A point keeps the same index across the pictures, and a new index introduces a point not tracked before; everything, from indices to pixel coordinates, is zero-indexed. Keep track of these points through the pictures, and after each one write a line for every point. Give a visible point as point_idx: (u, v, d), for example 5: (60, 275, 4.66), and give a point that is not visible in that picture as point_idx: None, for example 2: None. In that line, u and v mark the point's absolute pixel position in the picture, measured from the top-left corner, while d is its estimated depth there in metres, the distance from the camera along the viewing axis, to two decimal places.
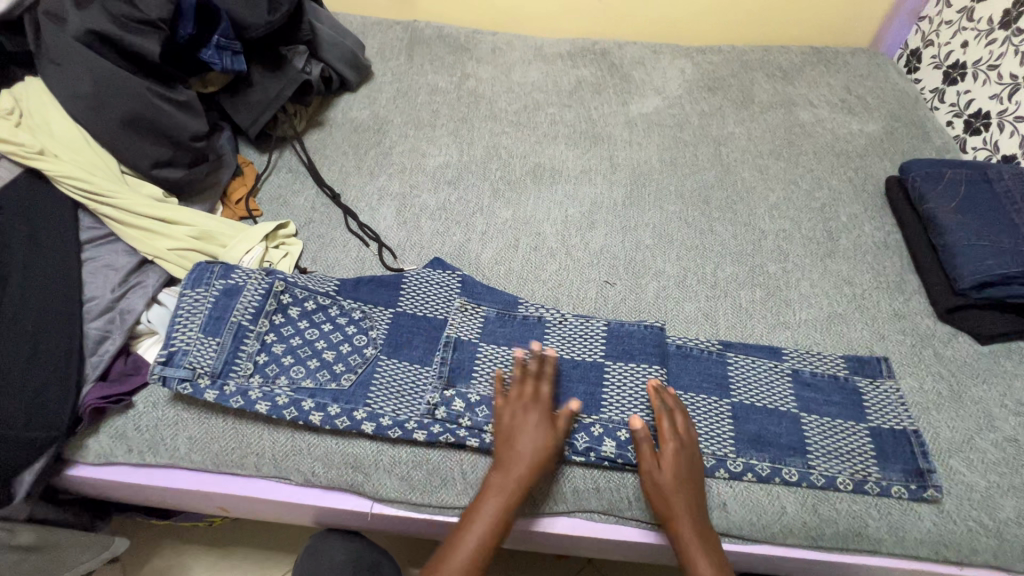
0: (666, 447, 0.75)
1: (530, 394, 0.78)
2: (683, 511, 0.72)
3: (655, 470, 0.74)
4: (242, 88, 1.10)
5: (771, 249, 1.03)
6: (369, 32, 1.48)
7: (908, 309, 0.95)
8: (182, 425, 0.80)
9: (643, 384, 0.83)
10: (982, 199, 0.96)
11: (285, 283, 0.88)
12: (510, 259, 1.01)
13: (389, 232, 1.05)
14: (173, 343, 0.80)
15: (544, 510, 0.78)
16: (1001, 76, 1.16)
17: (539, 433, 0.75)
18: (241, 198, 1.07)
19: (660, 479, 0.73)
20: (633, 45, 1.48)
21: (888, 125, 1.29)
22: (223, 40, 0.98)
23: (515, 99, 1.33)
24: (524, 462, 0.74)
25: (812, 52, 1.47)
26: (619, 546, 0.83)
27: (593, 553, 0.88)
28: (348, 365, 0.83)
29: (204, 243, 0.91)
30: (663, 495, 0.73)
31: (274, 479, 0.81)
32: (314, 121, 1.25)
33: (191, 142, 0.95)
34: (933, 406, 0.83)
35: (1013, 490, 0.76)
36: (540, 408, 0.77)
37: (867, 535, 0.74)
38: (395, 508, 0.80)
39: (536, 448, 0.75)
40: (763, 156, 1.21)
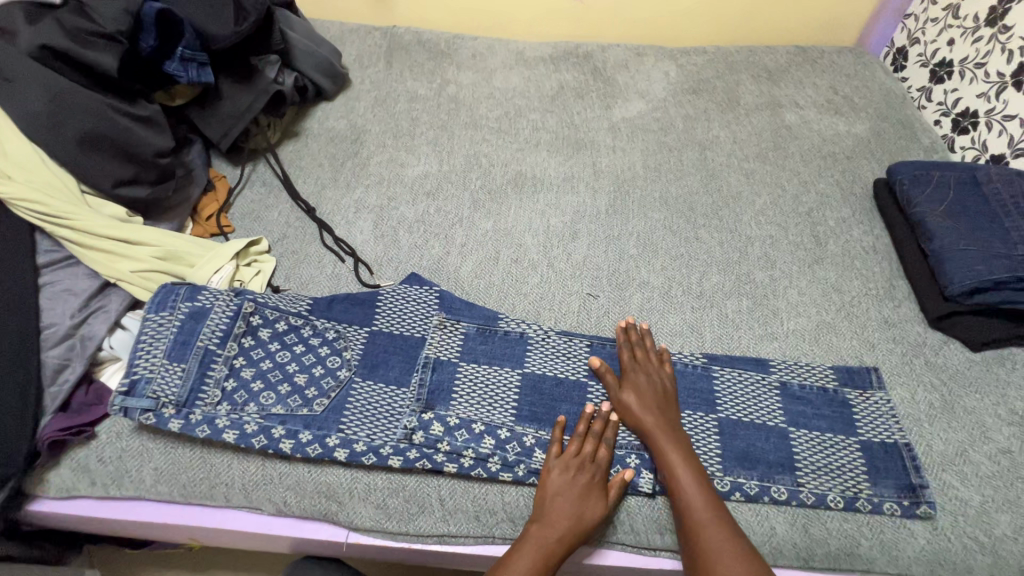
0: (633, 373, 0.82)
1: (586, 454, 0.75)
2: (656, 427, 0.76)
3: (624, 390, 0.80)
4: (211, 100, 1.06)
5: (757, 256, 1.01)
6: (346, 38, 1.45)
7: (898, 316, 0.93)
8: (147, 456, 0.77)
9: None
10: (971, 202, 0.94)
11: (255, 304, 0.85)
12: (490, 272, 0.98)
13: (366, 247, 1.02)
14: (135, 371, 0.76)
15: None
16: (988, 75, 1.14)
17: (589, 494, 0.72)
18: (212, 215, 1.03)
19: (629, 399, 0.79)
20: (616, 47, 1.46)
21: (875, 126, 1.27)
22: (188, 52, 0.95)
23: (496, 105, 1.30)
24: (567, 521, 0.70)
25: (798, 52, 1.45)
26: (606, 572, 0.79)
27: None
28: (321, 388, 0.80)
29: (169, 263, 0.88)
30: (634, 414, 0.78)
31: (244, 509, 0.78)
32: (289, 132, 1.22)
33: (155, 158, 0.92)
34: (925, 417, 0.81)
35: (1009, 505, 0.73)
36: (592, 468, 0.74)
37: (860, 556, 0.72)
38: (371, 537, 0.76)
39: (581, 511, 0.71)
40: (748, 159, 1.19)
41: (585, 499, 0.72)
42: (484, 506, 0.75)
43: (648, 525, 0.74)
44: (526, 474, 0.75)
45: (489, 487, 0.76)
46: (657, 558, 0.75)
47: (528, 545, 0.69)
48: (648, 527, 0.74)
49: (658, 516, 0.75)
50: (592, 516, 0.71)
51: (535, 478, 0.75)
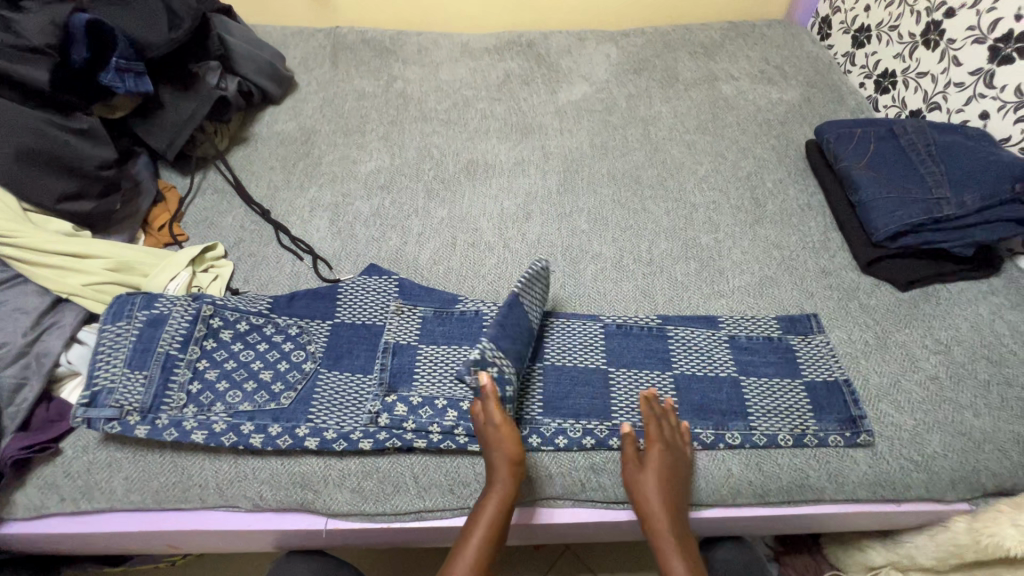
0: (666, 462, 0.75)
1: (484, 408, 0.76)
2: (663, 526, 0.74)
3: (644, 475, 0.75)
4: (153, 111, 1.06)
5: (702, 221, 1.06)
6: (290, 42, 1.44)
7: (834, 265, 0.99)
8: (116, 466, 0.77)
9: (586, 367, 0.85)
10: (891, 153, 1.01)
11: (214, 306, 0.86)
12: (448, 257, 1.01)
13: (324, 243, 1.03)
14: (96, 383, 0.76)
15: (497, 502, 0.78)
16: (902, 36, 1.22)
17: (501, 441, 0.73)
18: (164, 224, 1.03)
19: (648, 493, 0.74)
20: (558, 34, 1.49)
21: (805, 91, 1.34)
22: (122, 62, 0.94)
23: (444, 97, 1.32)
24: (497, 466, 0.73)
25: (731, 28, 1.51)
26: (558, 528, 0.83)
27: (547, 538, 0.88)
28: (287, 382, 0.82)
29: (123, 274, 0.87)
30: (648, 507, 0.74)
31: (220, 509, 0.78)
32: (237, 138, 1.21)
33: (98, 170, 0.91)
34: (861, 355, 0.87)
35: (938, 425, 0.80)
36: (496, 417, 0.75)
37: (809, 486, 0.77)
38: (349, 521, 0.78)
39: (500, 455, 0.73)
40: (690, 132, 1.24)
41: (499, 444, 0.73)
42: (456, 478, 0.78)
43: (613, 480, 0.78)
44: None
45: (460, 460, 0.79)
46: (625, 511, 0.80)
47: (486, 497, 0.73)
48: (614, 482, 0.78)
49: (621, 470, 0.78)
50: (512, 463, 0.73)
51: None
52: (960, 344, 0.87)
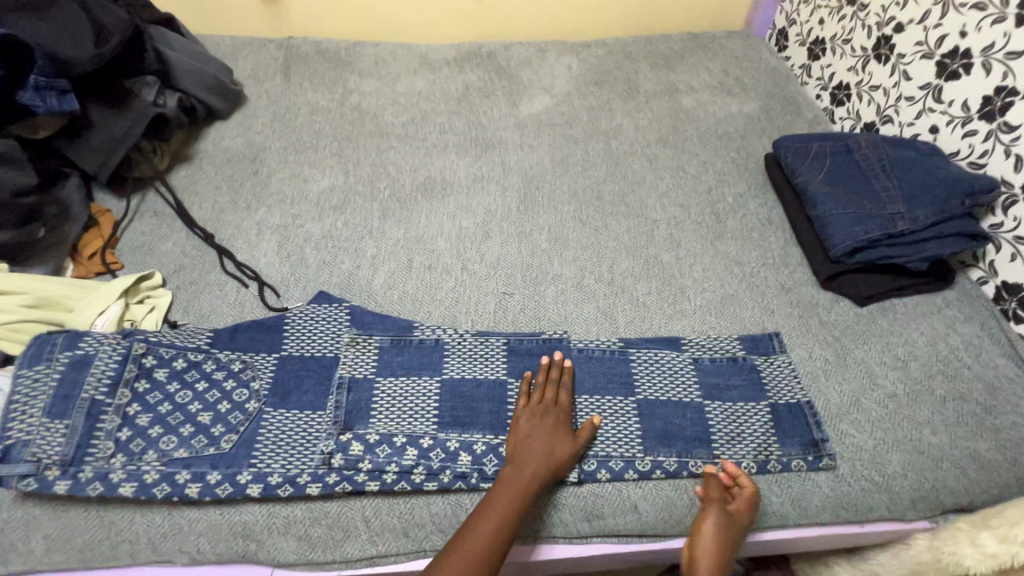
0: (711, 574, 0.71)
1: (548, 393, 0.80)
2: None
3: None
4: (81, 130, 0.99)
5: (663, 237, 1.05)
6: (239, 53, 1.38)
7: (794, 281, 0.99)
8: (34, 524, 0.70)
9: None
10: (846, 168, 1.02)
11: (147, 344, 0.79)
12: (403, 281, 0.96)
13: (271, 269, 0.98)
14: (9, 436, 0.69)
15: None
16: (854, 50, 1.24)
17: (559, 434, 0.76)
18: (95, 252, 0.96)
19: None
20: (518, 45, 1.47)
21: (764, 103, 1.34)
22: (42, 79, 0.87)
23: (401, 110, 1.28)
24: (521, 489, 0.71)
25: (691, 39, 1.52)
26: (529, 567, 0.79)
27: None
28: (228, 424, 0.76)
29: (44, 310, 0.81)
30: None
31: (154, 564, 0.72)
32: (180, 156, 1.15)
33: (14, 198, 0.85)
34: (822, 373, 0.87)
35: (897, 444, 0.80)
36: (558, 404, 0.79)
37: (773, 512, 0.76)
38: (297, 571, 0.73)
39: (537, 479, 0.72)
40: (651, 145, 1.23)
41: (555, 438, 0.75)
42: (411, 520, 0.74)
43: (577, 515, 0.75)
44: (452, 481, 0.74)
45: (416, 500, 0.75)
46: (590, 546, 0.77)
47: (507, 489, 0.71)
48: (578, 517, 0.75)
49: (584, 504, 0.75)
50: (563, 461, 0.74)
51: (461, 484, 0.74)
52: (916, 359, 0.88)
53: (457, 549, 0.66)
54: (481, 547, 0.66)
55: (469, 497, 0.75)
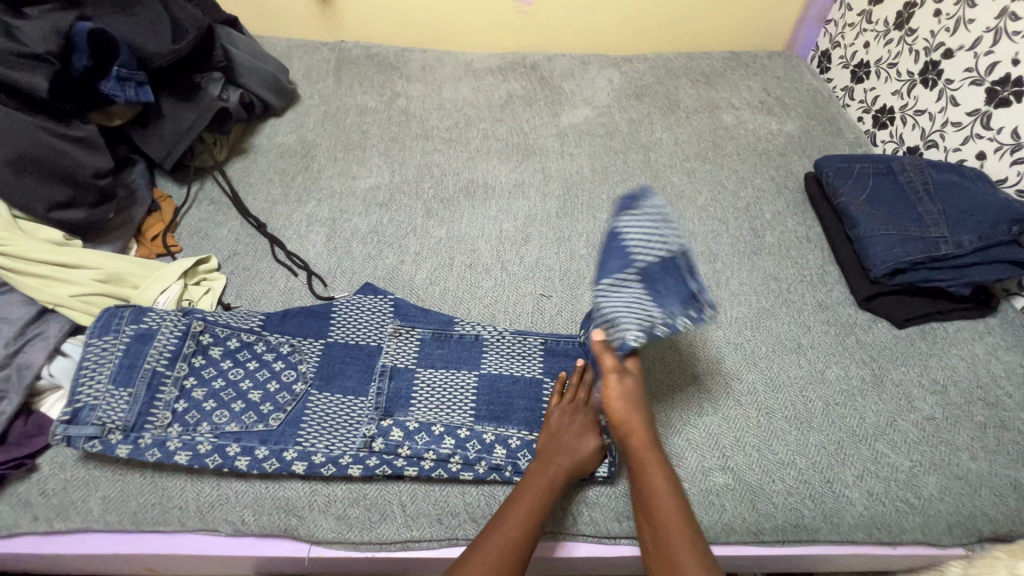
0: (654, 456, 0.74)
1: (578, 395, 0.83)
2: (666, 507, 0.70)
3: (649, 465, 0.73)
4: (151, 120, 1.05)
5: (700, 250, 1.06)
6: (294, 54, 1.44)
7: (831, 299, 0.99)
8: (93, 485, 0.74)
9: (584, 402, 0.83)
10: (889, 190, 1.02)
11: (205, 322, 0.84)
12: (445, 278, 1.00)
13: (319, 260, 1.02)
14: (78, 399, 0.74)
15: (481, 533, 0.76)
16: (900, 74, 1.24)
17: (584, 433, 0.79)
18: (157, 235, 1.01)
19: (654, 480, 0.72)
20: (561, 57, 1.50)
21: (804, 123, 1.35)
22: (124, 71, 0.94)
23: (446, 115, 1.32)
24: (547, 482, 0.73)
25: (732, 57, 1.53)
26: (553, 565, 0.81)
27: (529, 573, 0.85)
28: (277, 403, 0.80)
29: (112, 285, 0.86)
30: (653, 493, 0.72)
31: (200, 532, 0.76)
32: (237, 149, 1.21)
33: (93, 179, 0.90)
34: (858, 392, 0.87)
35: (935, 468, 0.79)
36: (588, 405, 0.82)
37: (805, 526, 0.76)
38: (333, 549, 0.76)
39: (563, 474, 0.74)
40: (690, 159, 1.24)
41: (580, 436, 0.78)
42: (446, 508, 0.76)
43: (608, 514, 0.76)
44: (487, 472, 0.76)
45: (451, 488, 0.77)
46: (618, 547, 0.78)
47: (534, 482, 0.73)
48: (608, 516, 0.77)
49: (614, 504, 0.78)
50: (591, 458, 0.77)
51: (496, 475, 0.77)
52: (956, 384, 0.87)
53: (488, 536, 0.68)
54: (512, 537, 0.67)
55: (502, 489, 0.77)
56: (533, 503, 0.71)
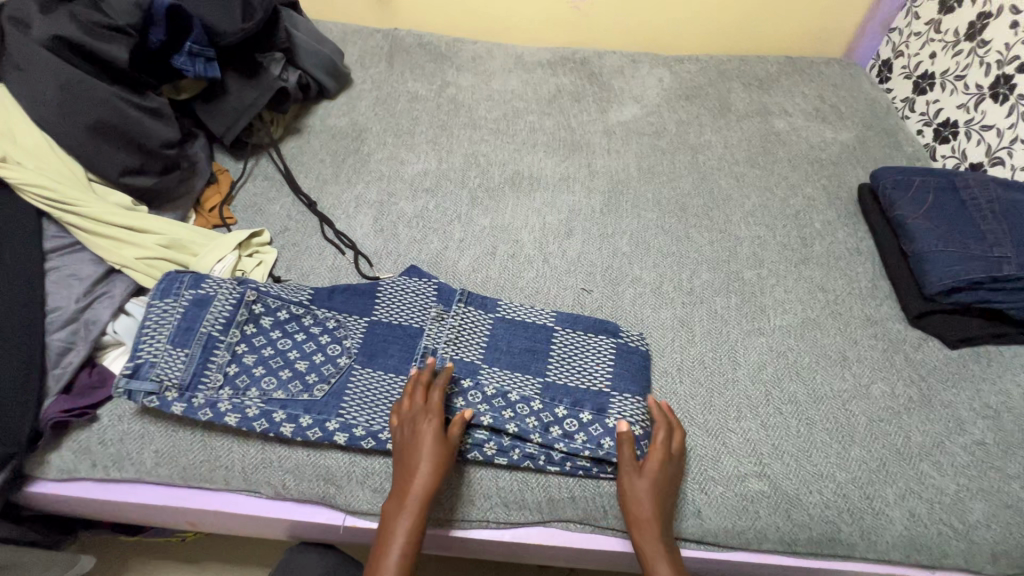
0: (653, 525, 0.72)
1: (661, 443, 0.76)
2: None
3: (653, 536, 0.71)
4: (217, 95, 1.09)
5: (746, 255, 1.04)
6: (349, 39, 1.47)
7: (880, 314, 0.96)
8: (148, 438, 0.78)
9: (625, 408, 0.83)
10: (950, 205, 0.99)
11: (258, 292, 0.86)
12: (487, 267, 1.01)
13: (367, 240, 1.05)
14: (139, 355, 0.78)
15: (507, 519, 0.78)
16: (968, 86, 1.19)
17: (433, 411, 0.75)
18: (214, 206, 1.05)
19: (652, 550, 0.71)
20: (612, 53, 1.49)
21: (860, 134, 1.31)
22: (196, 46, 0.98)
23: (495, 106, 1.33)
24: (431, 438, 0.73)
25: (787, 62, 1.49)
26: (577, 554, 0.83)
27: (546, 560, 0.88)
28: (321, 375, 0.82)
29: (173, 251, 0.90)
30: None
31: (243, 492, 0.79)
32: (292, 128, 1.24)
33: (161, 149, 0.95)
34: (904, 410, 0.84)
35: (982, 493, 0.77)
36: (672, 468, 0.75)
37: (840, 540, 0.75)
38: (367, 520, 0.79)
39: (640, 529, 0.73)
40: (739, 163, 1.22)
41: (427, 416, 0.75)
42: (478, 489, 0.78)
43: None
44: (521, 458, 0.77)
45: (484, 471, 0.79)
46: None
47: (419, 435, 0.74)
48: None
49: None
50: (433, 438, 0.73)
51: (530, 462, 0.77)
52: (1008, 411, 0.84)
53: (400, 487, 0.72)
54: (418, 501, 0.71)
55: (535, 477, 0.78)
56: (431, 467, 0.72)
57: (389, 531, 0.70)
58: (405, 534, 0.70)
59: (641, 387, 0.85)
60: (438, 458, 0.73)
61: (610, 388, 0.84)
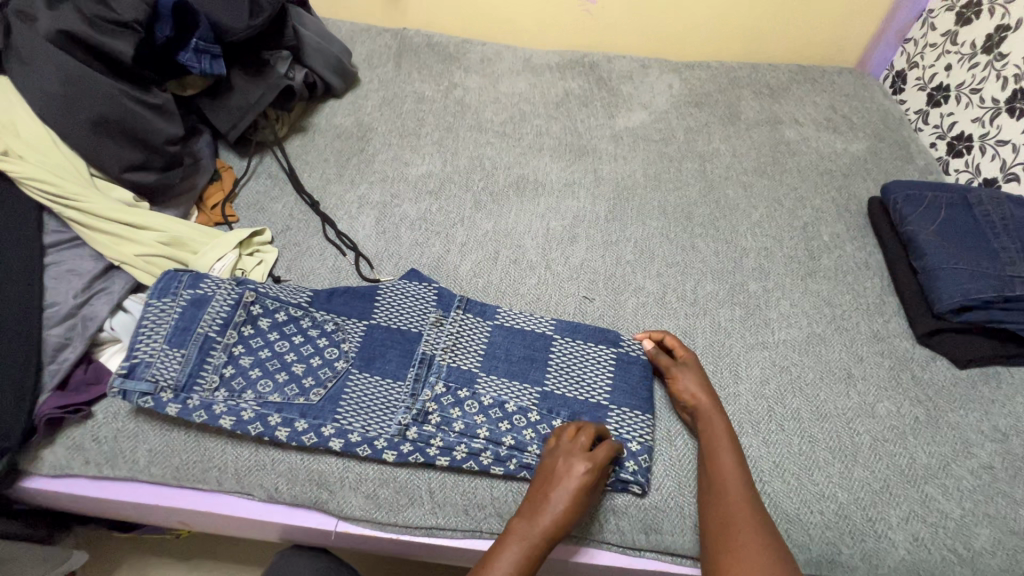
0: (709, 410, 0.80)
1: (692, 361, 0.86)
2: (738, 491, 0.71)
3: (714, 420, 0.79)
4: (222, 93, 1.09)
5: (752, 267, 1.03)
6: (357, 37, 1.46)
7: (887, 331, 0.95)
8: (141, 438, 0.78)
9: (625, 421, 0.82)
10: (962, 222, 0.97)
11: (256, 293, 0.86)
12: (488, 271, 1.00)
13: (368, 242, 1.04)
14: (135, 355, 0.77)
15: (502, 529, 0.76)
16: (983, 100, 1.17)
17: (578, 450, 0.73)
18: (217, 204, 1.05)
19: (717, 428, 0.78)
20: (622, 58, 1.47)
21: (872, 145, 1.29)
22: (202, 43, 0.98)
23: (502, 109, 1.32)
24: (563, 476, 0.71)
25: (799, 71, 1.47)
26: (571, 567, 0.81)
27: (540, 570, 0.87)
28: (318, 379, 0.81)
29: (173, 249, 0.90)
30: (721, 467, 0.74)
31: (236, 494, 0.79)
32: (297, 126, 1.23)
33: (165, 145, 0.94)
34: (910, 431, 0.82)
35: (988, 519, 0.75)
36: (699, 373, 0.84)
37: (840, 563, 0.73)
38: (359, 526, 0.78)
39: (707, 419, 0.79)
40: (747, 173, 1.21)
41: (570, 456, 0.73)
42: (472, 498, 0.77)
43: (634, 525, 0.76)
44: (517, 468, 0.76)
45: (478, 481, 0.78)
46: (642, 560, 0.78)
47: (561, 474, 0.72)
48: (634, 528, 0.76)
49: (643, 515, 0.76)
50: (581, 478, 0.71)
51: (526, 473, 0.76)
52: (1017, 434, 0.82)
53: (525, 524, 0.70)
54: (549, 524, 0.69)
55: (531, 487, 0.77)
56: (569, 504, 0.70)
57: (505, 546, 0.68)
58: (522, 553, 0.68)
59: (639, 400, 0.84)
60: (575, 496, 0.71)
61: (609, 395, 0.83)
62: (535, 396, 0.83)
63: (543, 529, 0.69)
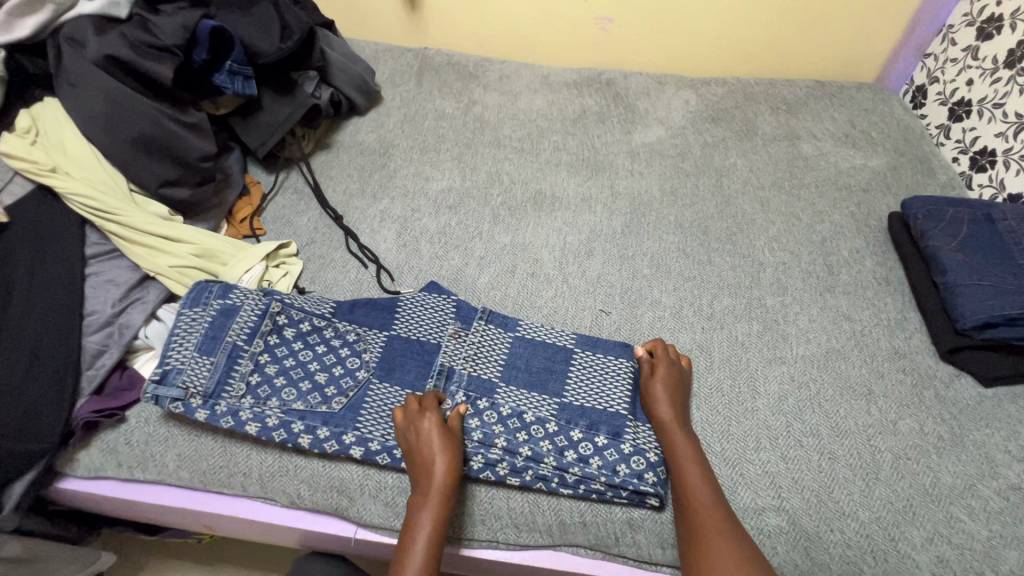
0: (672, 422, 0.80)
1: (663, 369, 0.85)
2: (706, 503, 0.72)
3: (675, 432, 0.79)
4: (253, 112, 1.14)
5: (769, 281, 1.03)
6: (380, 57, 1.51)
7: (909, 347, 0.94)
8: (171, 442, 0.81)
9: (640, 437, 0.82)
10: (984, 239, 0.96)
11: (282, 304, 0.89)
12: (506, 284, 1.02)
13: (389, 254, 1.07)
14: (168, 362, 0.80)
15: (518, 540, 0.77)
16: (1006, 115, 1.16)
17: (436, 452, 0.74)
18: (246, 217, 1.09)
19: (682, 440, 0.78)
20: (637, 75, 1.49)
21: (892, 160, 1.28)
22: (235, 65, 1.02)
23: (520, 125, 1.35)
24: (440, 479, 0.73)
25: (817, 86, 1.47)
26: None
27: None
28: (340, 388, 0.83)
29: (204, 260, 0.94)
30: (685, 475, 0.75)
31: (259, 499, 0.81)
32: (322, 143, 1.28)
33: (199, 163, 0.99)
34: (934, 450, 0.81)
35: (1018, 542, 0.73)
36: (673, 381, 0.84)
37: None
38: (378, 534, 0.80)
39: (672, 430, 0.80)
40: (764, 188, 1.21)
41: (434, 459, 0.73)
42: (488, 508, 0.78)
43: (651, 539, 0.76)
44: (533, 480, 0.77)
45: (496, 491, 0.79)
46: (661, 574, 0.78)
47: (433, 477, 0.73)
48: (651, 541, 0.76)
49: (660, 530, 0.77)
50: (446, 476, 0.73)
51: (541, 485, 0.77)
52: None
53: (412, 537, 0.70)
54: (442, 492, 0.72)
55: (548, 499, 0.78)
56: (435, 510, 0.71)
57: (415, 521, 0.71)
58: (430, 524, 0.71)
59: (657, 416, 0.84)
60: (436, 503, 0.72)
61: (625, 410, 0.84)
62: (551, 408, 0.83)
63: (424, 540, 0.70)
